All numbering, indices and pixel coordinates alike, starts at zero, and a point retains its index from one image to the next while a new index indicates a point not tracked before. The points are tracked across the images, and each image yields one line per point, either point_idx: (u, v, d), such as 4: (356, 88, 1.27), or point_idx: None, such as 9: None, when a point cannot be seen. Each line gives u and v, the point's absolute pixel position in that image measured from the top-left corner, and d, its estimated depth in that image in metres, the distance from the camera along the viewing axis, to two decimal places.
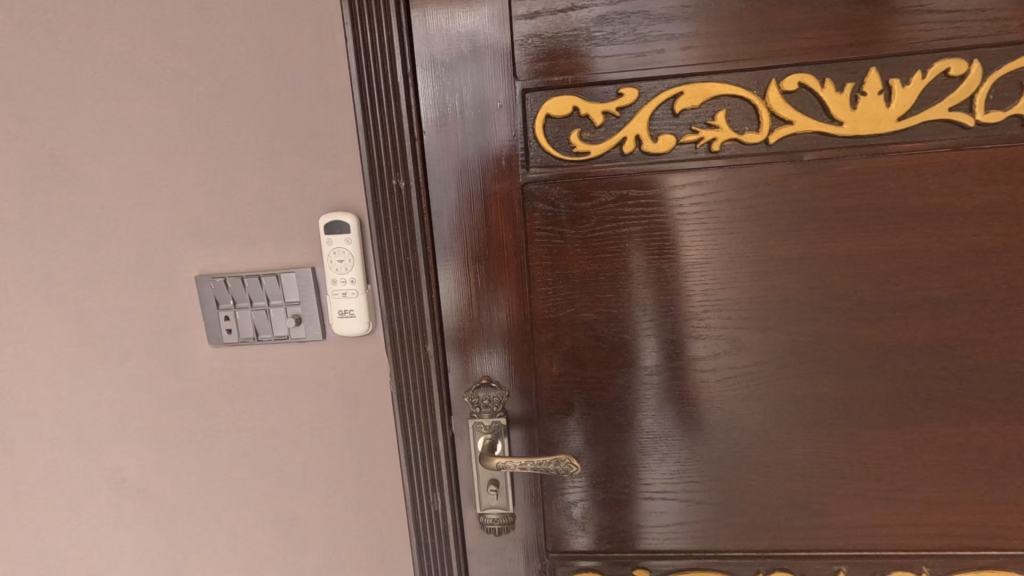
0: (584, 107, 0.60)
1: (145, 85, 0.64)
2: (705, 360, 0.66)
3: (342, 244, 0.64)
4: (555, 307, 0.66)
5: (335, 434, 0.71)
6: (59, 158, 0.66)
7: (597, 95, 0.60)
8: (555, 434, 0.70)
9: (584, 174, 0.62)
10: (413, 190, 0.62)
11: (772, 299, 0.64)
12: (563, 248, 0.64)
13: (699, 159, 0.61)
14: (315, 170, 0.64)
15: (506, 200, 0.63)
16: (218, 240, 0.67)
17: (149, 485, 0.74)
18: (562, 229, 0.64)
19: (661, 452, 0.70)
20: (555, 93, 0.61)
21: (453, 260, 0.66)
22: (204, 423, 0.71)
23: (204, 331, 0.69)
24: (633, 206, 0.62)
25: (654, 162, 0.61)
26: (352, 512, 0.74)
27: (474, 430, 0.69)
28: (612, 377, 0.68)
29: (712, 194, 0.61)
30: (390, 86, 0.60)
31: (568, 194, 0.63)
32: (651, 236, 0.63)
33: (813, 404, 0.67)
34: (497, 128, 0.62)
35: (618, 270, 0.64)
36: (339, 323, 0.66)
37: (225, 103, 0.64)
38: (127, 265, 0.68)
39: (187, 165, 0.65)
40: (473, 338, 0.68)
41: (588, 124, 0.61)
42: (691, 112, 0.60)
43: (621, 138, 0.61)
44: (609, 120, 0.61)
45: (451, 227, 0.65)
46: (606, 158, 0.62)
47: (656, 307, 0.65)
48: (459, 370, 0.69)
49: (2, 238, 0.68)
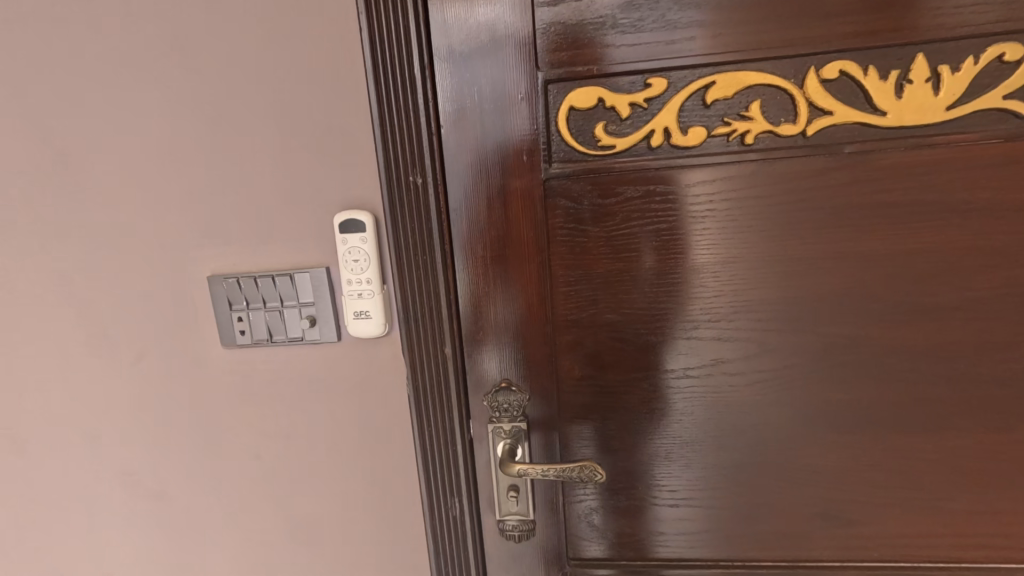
0: (609, 98, 0.57)
1: (153, 79, 0.62)
2: (735, 364, 0.64)
3: (357, 243, 0.62)
4: (577, 309, 0.64)
5: (351, 437, 0.69)
6: (67, 155, 0.64)
7: (623, 85, 0.57)
8: (576, 439, 0.68)
9: (609, 169, 0.59)
10: (430, 187, 0.60)
11: (807, 300, 0.61)
12: (586, 248, 0.62)
13: (731, 153, 0.57)
14: (329, 166, 0.62)
15: (527, 196, 0.61)
16: (230, 239, 0.65)
17: (162, 488, 0.73)
18: (586, 228, 0.61)
19: (687, 459, 0.67)
20: (579, 84, 0.58)
21: (471, 259, 0.63)
22: (217, 426, 0.70)
23: (216, 333, 0.67)
24: (660, 203, 0.60)
25: (683, 156, 0.58)
26: (368, 517, 0.72)
27: (493, 435, 0.67)
28: (636, 380, 0.65)
29: (745, 190, 0.58)
30: (406, 77, 0.58)
31: (592, 191, 0.60)
32: (679, 235, 0.60)
33: (848, 409, 0.64)
34: (517, 121, 0.59)
35: (644, 270, 0.62)
36: (355, 325, 0.63)
37: (235, 98, 0.61)
38: (138, 265, 0.66)
39: (198, 162, 0.63)
40: (493, 340, 0.65)
41: (613, 116, 0.58)
42: (723, 103, 0.56)
43: (649, 131, 0.58)
44: (637, 112, 0.58)
45: (469, 225, 0.62)
46: (632, 152, 0.59)
47: (682, 308, 0.63)
48: (478, 373, 0.67)
49: (11, 237, 0.67)
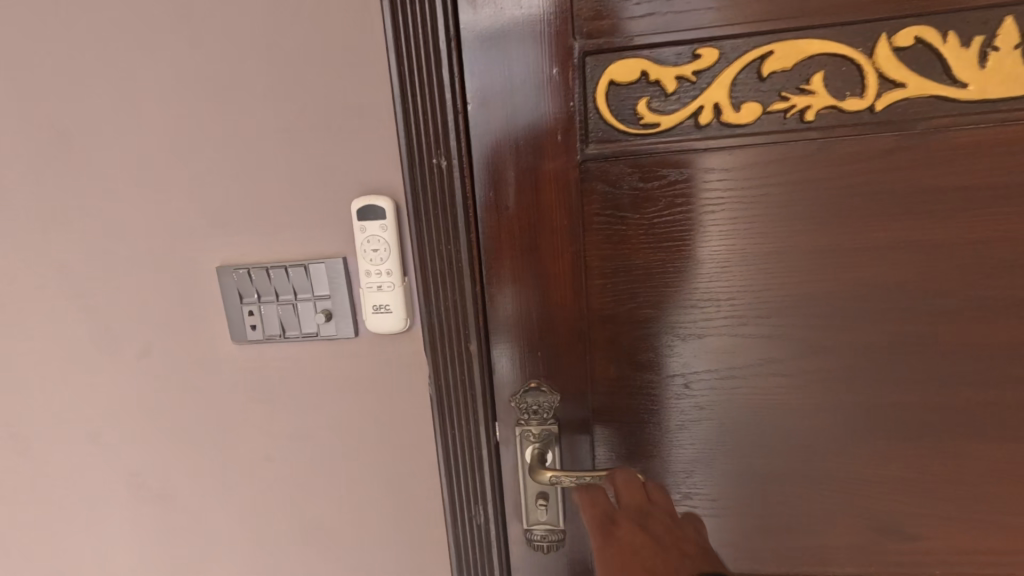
0: (654, 71, 0.52)
1: (156, 54, 0.57)
2: (785, 363, 0.58)
3: (377, 232, 0.57)
4: (613, 303, 0.59)
5: (368, 439, 0.65)
6: (67, 137, 0.60)
7: (669, 56, 0.52)
8: (609, 443, 0.63)
9: (651, 149, 0.54)
10: (456, 170, 0.55)
11: (870, 294, 0.55)
12: (624, 236, 0.57)
13: (789, 131, 0.52)
14: (346, 148, 0.57)
15: (561, 180, 0.56)
16: (241, 228, 0.61)
17: (170, 490, 0.69)
18: (624, 215, 0.56)
19: (731, 465, 0.62)
20: (620, 56, 0.53)
21: (499, 248, 0.58)
22: (227, 426, 0.66)
23: (226, 328, 0.63)
24: (706, 186, 0.55)
25: (735, 135, 0.53)
26: (387, 523, 0.68)
27: (520, 439, 0.62)
28: (676, 380, 0.60)
29: (803, 171, 0.53)
30: (430, 49, 0.53)
31: (632, 173, 0.55)
32: (726, 222, 0.55)
33: (911, 414, 0.58)
34: (551, 97, 0.54)
35: (687, 260, 0.57)
36: (373, 320, 0.59)
37: (245, 75, 0.57)
38: (143, 255, 0.62)
39: (206, 145, 0.59)
40: (521, 335, 0.61)
41: (657, 91, 0.53)
42: (781, 76, 0.51)
43: (698, 107, 0.52)
44: (684, 86, 0.52)
45: (497, 212, 0.57)
46: (678, 131, 0.54)
47: (728, 301, 0.58)
48: (506, 371, 0.62)
49: (11, 225, 0.63)
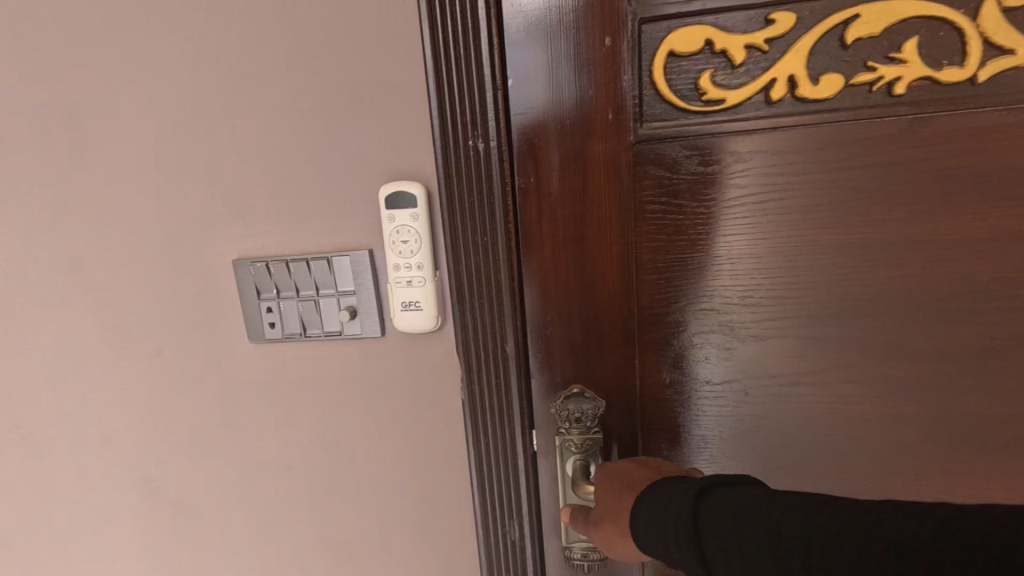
0: (721, 40, 0.47)
1: (169, 25, 0.52)
2: (857, 364, 0.53)
3: (406, 221, 0.52)
4: (665, 301, 0.54)
5: (394, 445, 0.60)
6: (72, 119, 0.55)
7: (739, 23, 0.47)
8: (658, 453, 0.58)
9: (713, 130, 0.49)
10: (495, 152, 0.50)
11: (952, 289, 0.51)
12: (679, 227, 0.52)
13: (875, 105, 0.47)
14: (374, 129, 0.53)
15: (611, 165, 0.51)
16: (259, 218, 0.56)
17: (184, 497, 0.65)
18: (680, 203, 0.51)
19: (795, 476, 0.57)
20: (682, 24, 0.47)
21: (539, 239, 0.53)
22: (244, 430, 0.62)
23: (243, 326, 0.58)
24: (773, 171, 0.50)
25: (812, 110, 0.48)
26: (413, 535, 0.63)
27: (561, 451, 0.57)
28: (734, 383, 0.55)
29: (887, 151, 0.48)
30: (466, 17, 0.47)
31: (691, 157, 0.50)
32: (794, 211, 0.51)
33: (989, 420, 0.53)
34: (601, 71, 0.49)
35: (749, 254, 0.52)
36: (401, 318, 0.54)
37: (265, 50, 0.52)
38: (155, 247, 0.58)
39: (222, 127, 0.54)
40: (563, 335, 0.56)
41: (724, 63, 0.48)
42: (867, 43, 0.46)
43: (770, 80, 0.48)
44: (754, 56, 0.47)
45: (538, 199, 0.52)
46: (746, 107, 0.49)
47: (794, 296, 0.52)
48: (544, 375, 0.57)
49: (14, 214, 0.59)
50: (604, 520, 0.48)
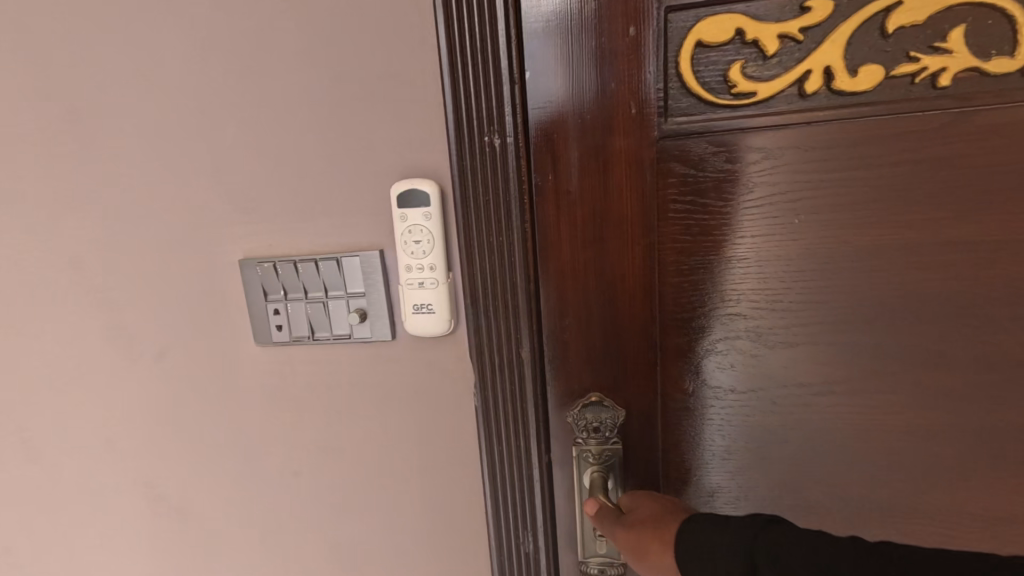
0: (753, 29, 0.45)
1: (175, 16, 0.51)
2: (892, 369, 0.51)
3: (419, 221, 0.50)
4: (689, 304, 0.52)
5: (404, 453, 0.58)
6: (76, 115, 0.54)
7: (772, 12, 0.45)
8: (680, 462, 0.56)
9: (743, 126, 0.47)
10: (512, 148, 0.48)
11: (990, 293, 0.48)
12: (704, 227, 0.50)
13: (917, 98, 0.45)
14: (386, 124, 0.51)
15: (633, 161, 0.49)
16: (267, 216, 0.54)
17: (189, 503, 0.63)
18: (706, 201, 0.49)
19: (823, 487, 0.54)
20: (711, 13, 0.45)
21: (557, 239, 0.51)
22: (251, 435, 0.60)
23: (250, 328, 0.57)
24: (806, 169, 0.48)
25: (849, 103, 0.46)
26: (423, 545, 0.61)
27: (578, 462, 0.55)
28: (761, 390, 0.53)
29: (927, 146, 0.46)
30: (482, 5, 0.45)
31: (718, 153, 0.48)
32: (829, 208, 0.48)
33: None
34: (624, 62, 0.47)
35: (779, 254, 0.50)
36: (413, 321, 0.52)
37: (273, 42, 0.50)
38: (160, 246, 0.56)
39: (229, 123, 0.53)
40: (580, 340, 0.53)
41: (755, 54, 0.46)
42: (909, 32, 0.44)
43: (804, 72, 0.46)
44: (787, 46, 0.45)
45: (557, 197, 0.50)
46: (779, 100, 0.47)
47: (825, 299, 0.50)
48: (561, 381, 0.54)
49: (16, 213, 0.57)
50: (643, 524, 0.45)
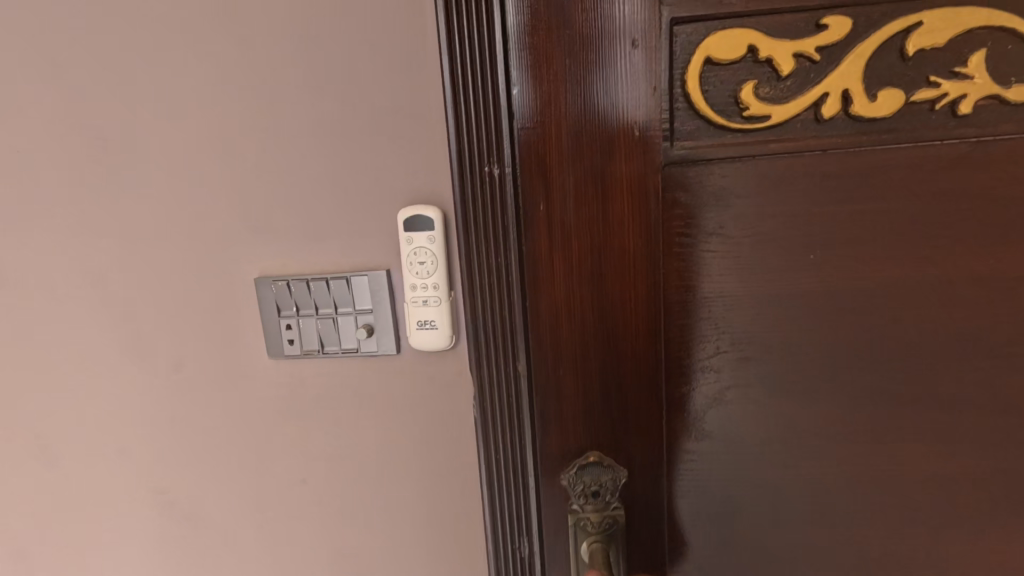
0: (769, 50, 0.45)
1: (200, 44, 0.53)
2: (895, 398, 0.51)
3: (424, 242, 0.52)
4: (689, 331, 0.51)
5: (409, 466, 0.60)
6: (103, 135, 0.56)
7: (787, 33, 0.45)
8: (679, 493, 0.55)
9: (751, 153, 0.47)
10: (510, 175, 0.48)
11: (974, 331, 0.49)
12: (706, 254, 0.49)
13: (932, 124, 0.45)
14: (396, 150, 0.52)
15: (636, 187, 0.48)
16: (281, 236, 0.56)
17: (196, 511, 0.62)
18: (707, 230, 0.49)
19: (828, 518, 0.54)
20: (726, 33, 0.45)
21: (551, 267, 0.50)
22: (262, 449, 0.60)
23: (263, 343, 0.58)
24: (810, 198, 0.47)
25: (865, 128, 0.46)
26: (426, 554, 0.63)
27: (576, 531, 0.55)
28: (761, 418, 0.52)
29: (916, 184, 0.46)
30: (486, 37, 0.46)
31: (723, 182, 0.48)
32: (830, 235, 0.48)
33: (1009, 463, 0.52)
34: (624, 88, 0.46)
35: (782, 283, 0.49)
36: (417, 336, 0.54)
37: (291, 71, 0.52)
38: (180, 260, 0.58)
39: (247, 147, 0.55)
40: (576, 369, 0.52)
41: (769, 76, 0.45)
42: (927, 57, 0.44)
43: (821, 94, 0.45)
44: (803, 67, 0.45)
45: (550, 226, 0.49)
46: (794, 123, 0.46)
47: (827, 327, 0.50)
48: (555, 410, 0.53)
49: (38, 221, 0.58)
50: None
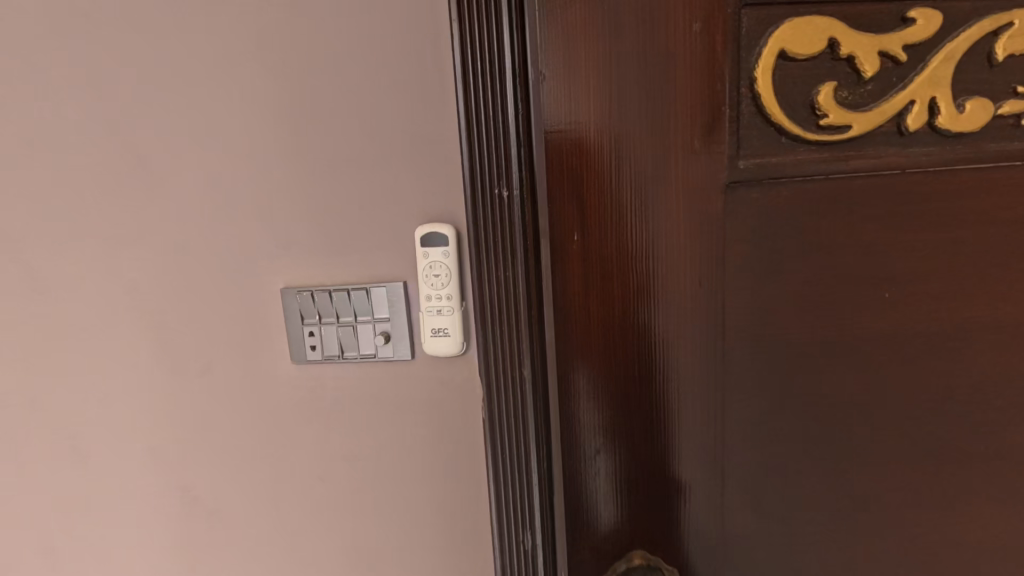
0: (861, 55, 0.45)
1: (238, 83, 0.60)
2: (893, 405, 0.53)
3: (439, 258, 0.59)
4: (750, 338, 0.50)
5: (420, 461, 0.66)
6: (144, 164, 0.63)
7: (879, 40, 0.46)
8: (716, 518, 0.53)
9: (822, 166, 0.48)
10: (517, 201, 0.56)
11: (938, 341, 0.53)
12: (769, 260, 0.49)
13: (1006, 136, 0.49)
14: (414, 177, 0.60)
15: (694, 194, 0.48)
16: (306, 251, 0.63)
17: (221, 506, 0.70)
18: (769, 233, 0.48)
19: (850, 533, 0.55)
20: (819, 37, 0.45)
21: (594, 281, 0.49)
22: (282, 445, 0.67)
23: (287, 348, 0.65)
24: (864, 205, 0.49)
25: (944, 141, 0.49)
26: (434, 544, 0.68)
27: None
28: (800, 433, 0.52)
29: (933, 203, 0.50)
30: (498, 85, 0.53)
31: (790, 190, 0.48)
32: (875, 247, 0.50)
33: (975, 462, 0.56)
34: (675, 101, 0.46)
35: (838, 291, 0.50)
36: (432, 342, 0.61)
37: (321, 107, 0.60)
38: (210, 276, 0.64)
39: (278, 172, 0.62)
40: (617, 386, 0.51)
41: (857, 84, 0.46)
42: (1013, 67, 0.48)
43: (907, 103, 0.47)
44: (887, 75, 0.46)
45: (594, 239, 0.49)
46: (874, 134, 0.48)
47: (862, 340, 0.51)
48: (595, 429, 0.52)
49: (82, 245, 0.65)
50: None
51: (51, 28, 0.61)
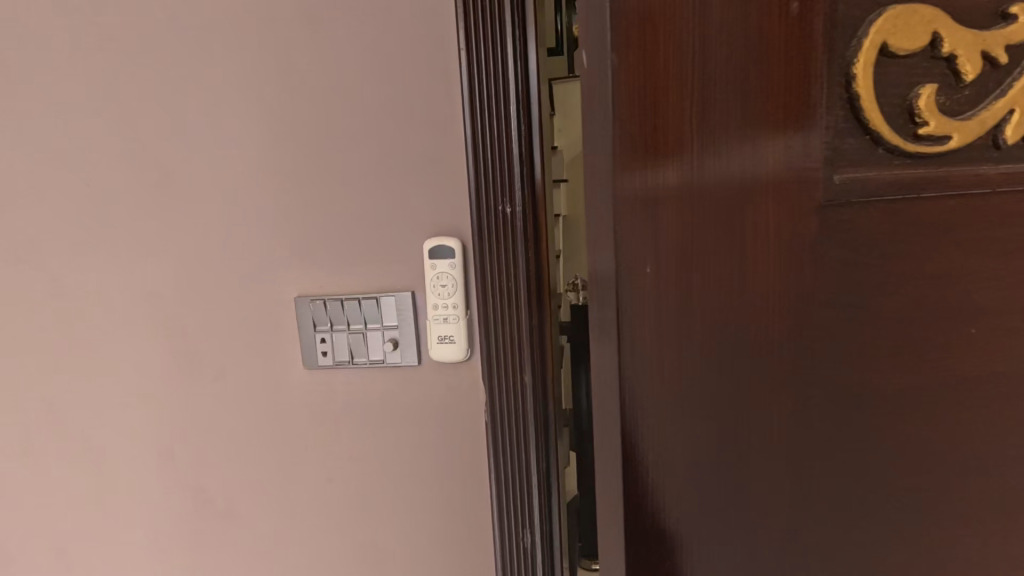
0: (958, 46, 0.31)
1: (257, 104, 0.64)
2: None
3: (446, 269, 0.63)
4: (835, 386, 0.33)
5: (426, 462, 0.69)
6: (165, 179, 0.66)
7: (982, 22, 0.31)
8: None
9: (915, 190, 0.32)
10: (519, 216, 0.60)
11: None
12: (853, 291, 0.32)
13: None
14: (423, 192, 0.64)
15: (789, 174, 0.31)
16: (320, 261, 0.66)
17: (232, 507, 0.73)
18: (863, 268, 0.32)
19: None
20: (907, 13, 0.30)
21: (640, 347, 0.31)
22: (294, 447, 0.70)
23: (300, 354, 0.68)
24: (966, 241, 0.33)
25: None
26: (439, 542, 0.71)
27: None
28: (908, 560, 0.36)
29: None
30: (503, 111, 0.59)
31: (880, 213, 0.32)
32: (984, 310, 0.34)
33: None
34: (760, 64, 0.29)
35: (923, 364, 0.34)
36: (437, 349, 0.64)
37: (335, 126, 0.64)
38: (227, 285, 0.68)
39: (295, 187, 0.65)
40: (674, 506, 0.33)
41: (956, 83, 0.31)
42: None
43: (1006, 112, 0.32)
44: (986, 73, 0.31)
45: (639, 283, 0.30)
46: (970, 153, 0.32)
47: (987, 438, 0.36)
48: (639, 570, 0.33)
49: (104, 254, 0.69)
50: None
51: (82, 52, 0.65)
